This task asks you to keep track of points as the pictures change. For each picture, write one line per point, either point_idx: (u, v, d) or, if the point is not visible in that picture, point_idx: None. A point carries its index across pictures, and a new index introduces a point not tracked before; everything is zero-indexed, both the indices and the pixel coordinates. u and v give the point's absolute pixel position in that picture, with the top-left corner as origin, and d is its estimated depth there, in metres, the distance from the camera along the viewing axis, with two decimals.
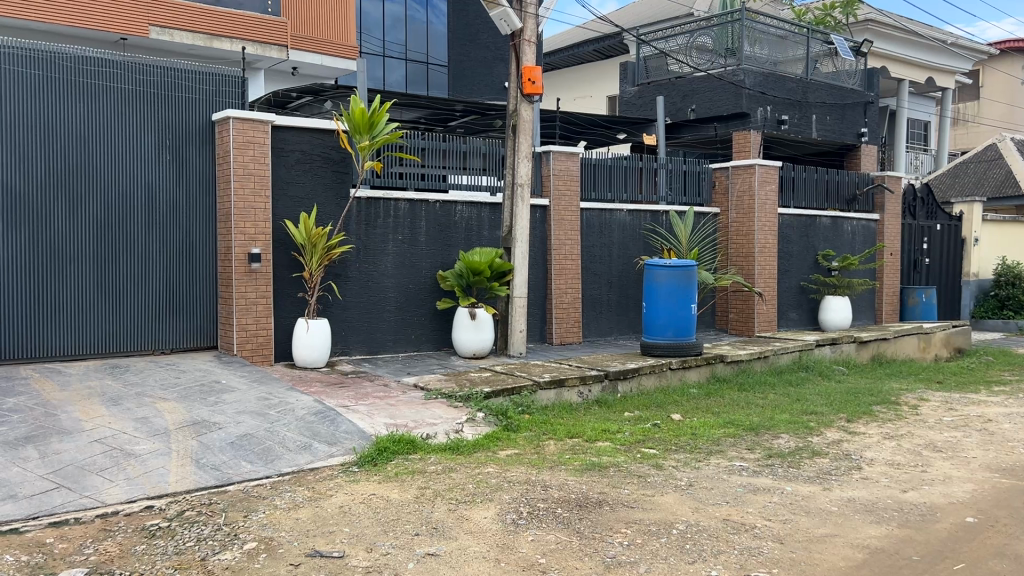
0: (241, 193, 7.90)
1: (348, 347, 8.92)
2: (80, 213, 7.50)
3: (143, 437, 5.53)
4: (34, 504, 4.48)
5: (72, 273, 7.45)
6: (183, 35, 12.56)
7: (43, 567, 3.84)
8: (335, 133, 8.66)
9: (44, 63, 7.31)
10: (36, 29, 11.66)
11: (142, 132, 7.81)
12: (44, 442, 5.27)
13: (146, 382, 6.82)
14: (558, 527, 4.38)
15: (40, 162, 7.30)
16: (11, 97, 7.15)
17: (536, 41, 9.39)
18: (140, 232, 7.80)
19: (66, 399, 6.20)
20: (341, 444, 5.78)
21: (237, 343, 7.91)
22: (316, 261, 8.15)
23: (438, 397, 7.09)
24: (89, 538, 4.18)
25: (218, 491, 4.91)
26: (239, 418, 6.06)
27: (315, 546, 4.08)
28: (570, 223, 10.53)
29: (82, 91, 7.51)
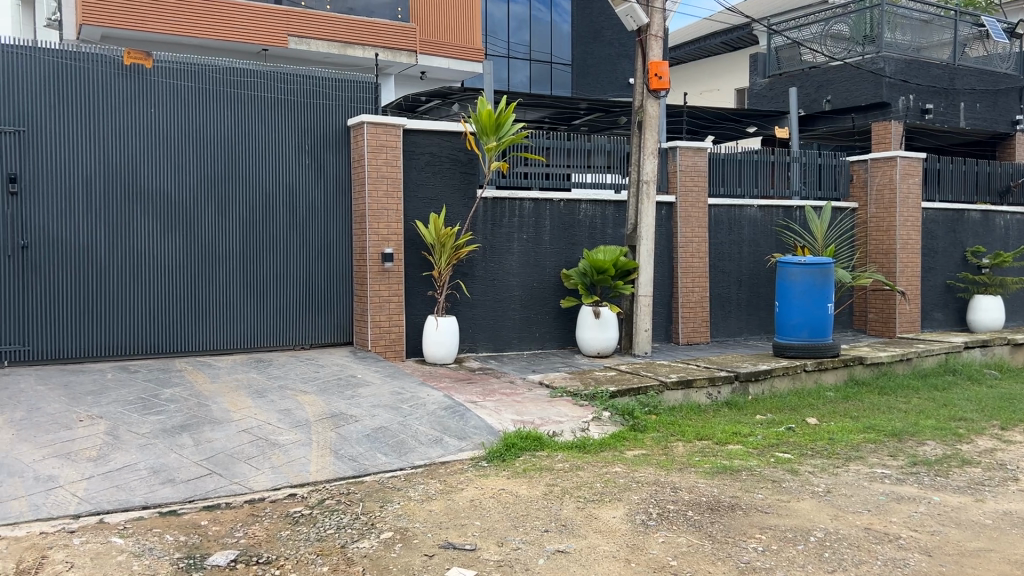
0: (375, 195, 8.19)
1: (476, 344, 9.09)
2: (228, 216, 7.96)
3: (286, 428, 5.82)
4: (190, 488, 4.79)
5: (221, 272, 7.92)
6: (319, 44, 13.12)
7: (199, 548, 4.10)
8: (462, 134, 8.83)
9: (193, 75, 7.78)
10: (187, 44, 12.48)
11: (283, 137, 8.21)
12: (197, 431, 5.64)
13: (288, 375, 7.18)
14: (689, 529, 4.31)
15: (193, 168, 7.80)
16: (164, 108, 7.65)
17: (663, 36, 9.24)
18: (283, 233, 8.21)
19: (217, 390, 6.60)
20: (470, 439, 5.89)
21: (372, 339, 8.20)
22: (445, 260, 8.34)
23: (564, 396, 7.11)
24: (239, 522, 4.44)
25: (355, 481, 5.10)
26: (374, 412, 6.28)
27: (448, 538, 4.18)
28: (697, 220, 10.33)
29: (230, 101, 7.94)
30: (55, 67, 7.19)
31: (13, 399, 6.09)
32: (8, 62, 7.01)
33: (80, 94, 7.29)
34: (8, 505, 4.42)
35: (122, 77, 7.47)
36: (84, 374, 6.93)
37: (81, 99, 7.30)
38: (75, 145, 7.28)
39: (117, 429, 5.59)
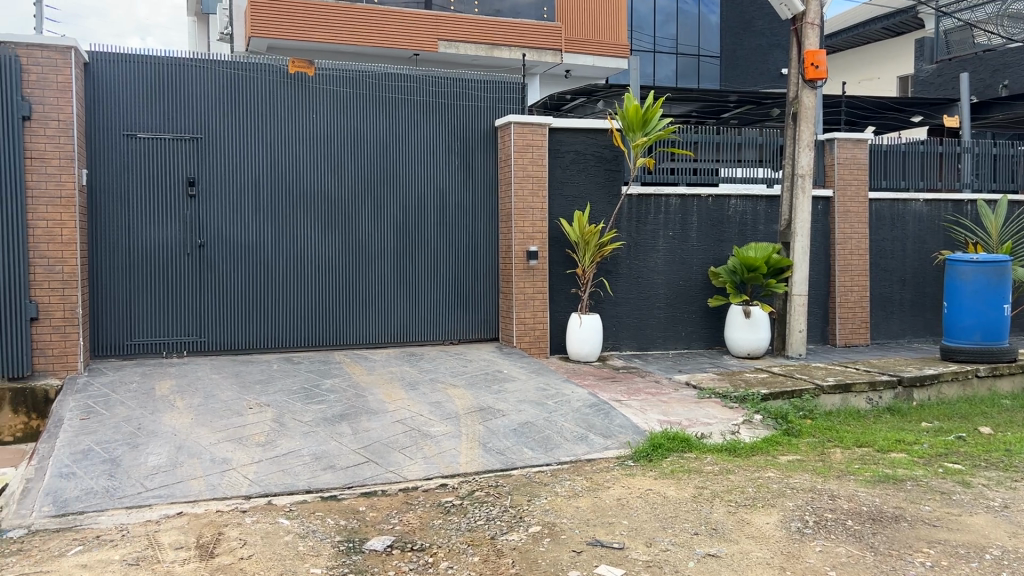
0: (521, 194, 8.30)
1: (620, 342, 9.03)
2: (382, 216, 8.28)
3: (437, 420, 6.00)
4: (350, 475, 5.03)
5: (376, 269, 8.26)
6: (467, 47, 13.43)
7: (358, 532, 4.30)
8: (608, 131, 8.79)
9: (352, 81, 8.13)
10: (345, 52, 13.09)
11: (433, 139, 8.45)
12: (355, 420, 5.92)
13: (438, 369, 7.40)
14: (850, 539, 4.11)
15: (350, 170, 8.16)
16: (326, 114, 8.05)
17: (820, 23, 8.80)
18: (433, 231, 8.46)
19: (373, 381, 6.90)
20: (616, 438, 5.86)
21: (516, 335, 8.33)
22: (589, 258, 8.33)
23: (713, 397, 6.96)
24: (394, 509, 4.62)
25: (503, 474, 5.19)
26: (520, 406, 6.38)
27: (596, 536, 4.18)
28: (856, 216, 9.84)
29: (385, 105, 8.25)
30: (228, 78, 7.71)
31: (191, 386, 6.60)
32: (188, 75, 7.58)
33: (250, 103, 7.79)
34: (189, 484, 4.79)
35: (288, 85, 7.90)
36: (253, 364, 7.41)
37: (252, 107, 7.80)
38: (245, 150, 7.79)
39: (282, 416, 5.94)
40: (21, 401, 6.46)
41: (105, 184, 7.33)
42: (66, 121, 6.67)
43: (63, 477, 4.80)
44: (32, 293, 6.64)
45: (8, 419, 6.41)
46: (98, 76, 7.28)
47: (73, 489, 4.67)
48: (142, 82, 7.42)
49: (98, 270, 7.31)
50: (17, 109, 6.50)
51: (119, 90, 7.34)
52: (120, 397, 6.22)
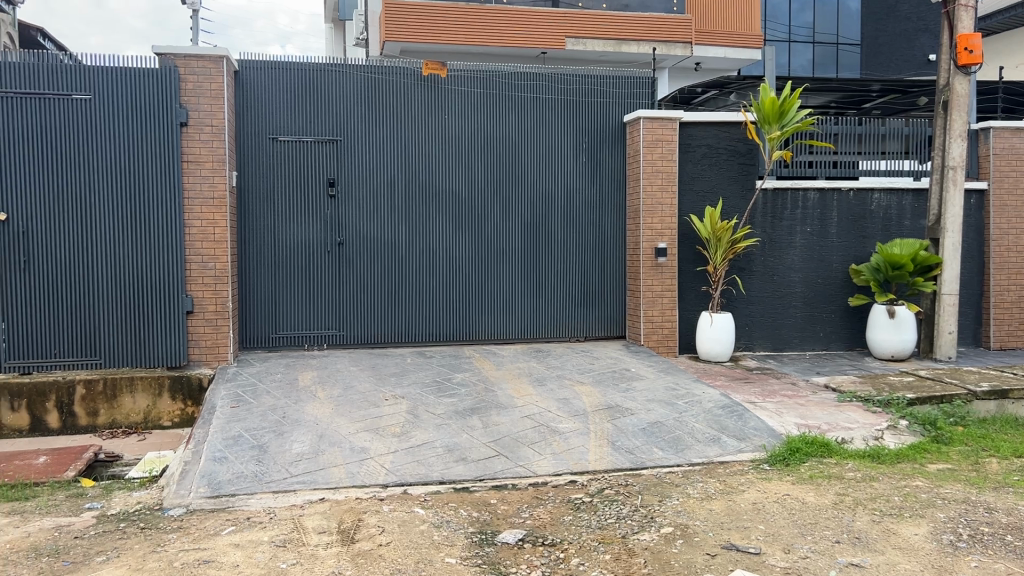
0: (651, 190, 8.19)
1: (752, 342, 8.78)
2: (511, 215, 8.37)
3: (565, 416, 6.02)
4: (481, 467, 5.12)
5: (505, 267, 8.36)
6: (595, 43, 13.37)
7: (490, 524, 4.37)
8: (742, 124, 8.55)
9: (482, 81, 8.24)
10: (473, 52, 13.31)
11: (562, 137, 8.47)
12: (486, 414, 6.01)
13: (566, 366, 7.42)
14: (1009, 556, 3.84)
15: (481, 170, 8.29)
16: (456, 115, 8.21)
17: (976, 4, 8.19)
18: (561, 229, 8.48)
19: (502, 376, 7.00)
20: (750, 440, 5.70)
21: (645, 334, 8.24)
22: (721, 255, 8.11)
23: (853, 401, 6.67)
24: (525, 503, 4.66)
25: (634, 473, 5.14)
26: (649, 405, 6.30)
27: (730, 539, 4.08)
28: (1015, 210, 9.16)
29: (514, 104, 8.33)
30: (365, 82, 7.98)
31: (331, 377, 6.89)
32: (328, 79, 7.89)
33: (386, 105, 8.03)
34: (330, 471, 5.00)
35: (420, 87, 8.10)
36: (389, 357, 7.67)
37: (387, 110, 8.04)
38: (381, 151, 8.05)
39: (416, 408, 6.11)
40: (178, 389, 6.94)
41: (253, 185, 7.75)
42: (218, 126, 7.08)
43: (216, 461, 5.13)
44: (188, 289, 7.11)
45: (167, 405, 6.91)
46: (247, 83, 7.69)
47: (226, 472, 4.97)
48: (286, 88, 7.78)
49: (247, 266, 7.75)
50: (175, 116, 6.96)
51: (266, 95, 7.73)
52: (266, 387, 6.58)
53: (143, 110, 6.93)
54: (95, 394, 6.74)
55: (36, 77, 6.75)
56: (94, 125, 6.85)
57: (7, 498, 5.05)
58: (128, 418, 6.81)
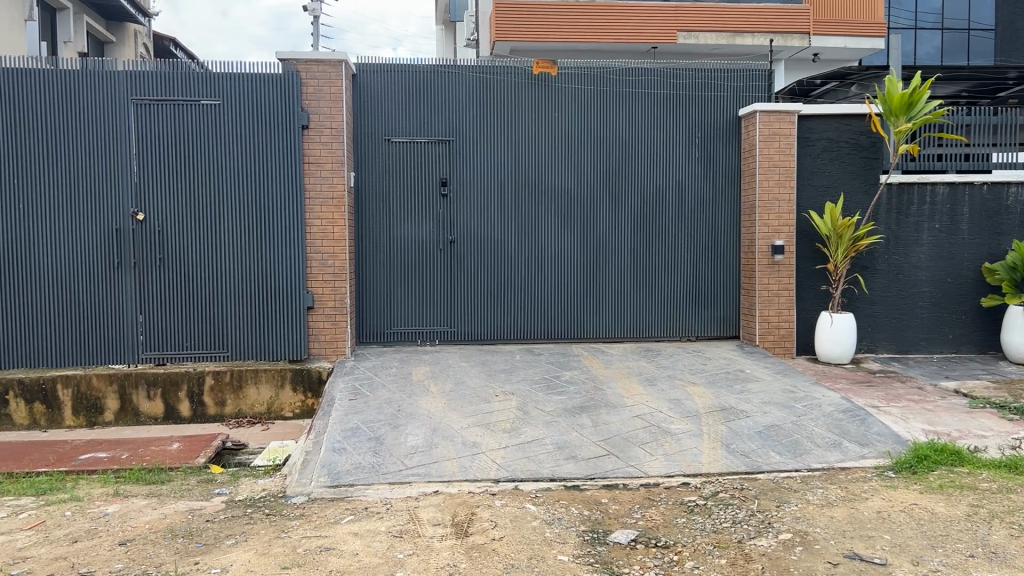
0: (767, 186, 7.96)
1: (875, 344, 8.41)
2: (622, 212, 8.30)
3: (677, 417, 5.93)
4: (592, 466, 5.10)
5: (615, 265, 8.30)
6: (708, 36, 13.10)
7: (602, 524, 4.34)
8: (866, 117, 8.19)
9: (593, 78, 8.20)
10: (584, 49, 13.28)
11: (675, 133, 8.33)
12: (596, 413, 5.99)
13: (677, 366, 7.31)
14: None
15: (591, 167, 8.26)
16: (567, 112, 8.20)
17: None
18: (673, 226, 8.35)
19: (611, 375, 6.96)
20: (873, 447, 5.46)
21: (760, 334, 8.03)
22: (841, 253, 7.79)
23: (987, 408, 6.29)
24: (637, 504, 4.61)
25: (749, 477, 5.01)
26: (765, 408, 6.13)
27: (854, 548, 3.92)
28: None
29: (625, 101, 8.25)
30: (476, 82, 8.07)
31: (443, 372, 7.02)
32: (441, 80, 8.03)
33: (496, 104, 8.11)
34: (443, 465, 5.09)
35: (532, 85, 8.13)
36: (499, 354, 7.74)
37: (498, 109, 8.11)
38: (492, 150, 8.12)
39: (526, 405, 6.15)
40: (299, 380, 7.21)
41: (368, 185, 7.97)
42: (337, 129, 7.32)
43: (336, 451, 5.31)
44: (309, 285, 7.39)
45: (289, 396, 7.19)
46: (363, 86, 7.92)
47: (345, 463, 5.14)
48: (401, 89, 7.96)
49: (362, 264, 7.99)
50: (298, 119, 7.23)
51: (381, 97, 7.94)
52: (381, 381, 6.76)
53: (268, 115, 7.23)
54: (222, 385, 7.10)
55: (171, 84, 7.14)
56: (223, 129, 7.20)
57: (145, 481, 5.39)
58: (252, 409, 7.13)
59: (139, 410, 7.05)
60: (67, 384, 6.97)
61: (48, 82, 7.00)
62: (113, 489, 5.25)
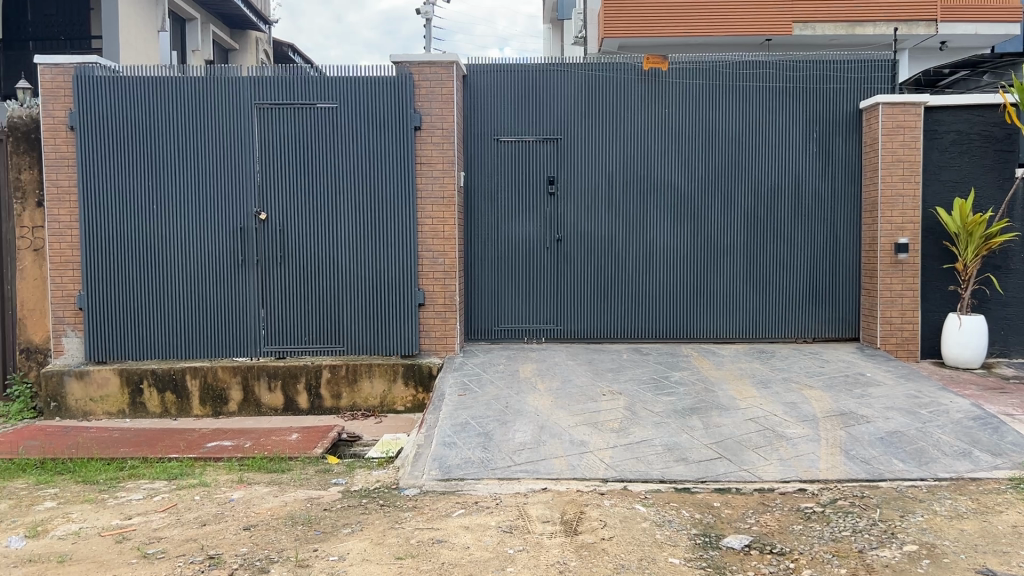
0: (889, 181, 7.62)
1: (1008, 348, 7.92)
2: (735, 208, 8.11)
3: (793, 421, 5.74)
4: (703, 469, 5.00)
5: (727, 263, 8.12)
6: (825, 27, 12.63)
7: (714, 527, 4.26)
8: (1000, 107, 7.71)
9: (706, 73, 8.03)
10: (694, 43, 13.04)
11: (791, 127, 8.07)
12: (707, 414, 5.87)
13: (792, 368, 7.08)
14: None
15: (703, 163, 8.09)
16: (678, 108, 8.06)
17: None
18: (788, 223, 8.10)
19: (723, 376, 6.81)
20: (1007, 457, 5.14)
21: (881, 336, 7.69)
22: (972, 252, 7.38)
23: None
24: (751, 509, 4.50)
25: (870, 485, 4.81)
26: (887, 414, 5.86)
27: (986, 564, 3.71)
28: None
29: (739, 95, 8.04)
30: (585, 79, 8.04)
31: (550, 370, 7.04)
32: (551, 79, 8.04)
33: (605, 101, 8.06)
34: (552, 462, 5.10)
35: (642, 81, 8.04)
36: (607, 353, 7.70)
37: (607, 106, 8.06)
38: (601, 147, 8.08)
39: (635, 405, 6.09)
40: (410, 375, 7.38)
41: (477, 184, 8.08)
42: (448, 129, 7.44)
43: (446, 445, 5.40)
44: (420, 282, 7.56)
45: (401, 390, 7.38)
46: (474, 86, 8.02)
47: (455, 457, 5.22)
48: (510, 88, 8.02)
49: (471, 262, 8.11)
50: (410, 120, 7.39)
51: (491, 97, 8.03)
52: (489, 377, 6.84)
53: (383, 116, 7.41)
54: (338, 378, 7.35)
55: (291, 88, 7.42)
56: (339, 131, 7.43)
57: (266, 470, 5.63)
58: (366, 402, 7.37)
59: (260, 401, 7.38)
60: (194, 375, 7.34)
61: (179, 90, 7.39)
62: (237, 476, 5.51)
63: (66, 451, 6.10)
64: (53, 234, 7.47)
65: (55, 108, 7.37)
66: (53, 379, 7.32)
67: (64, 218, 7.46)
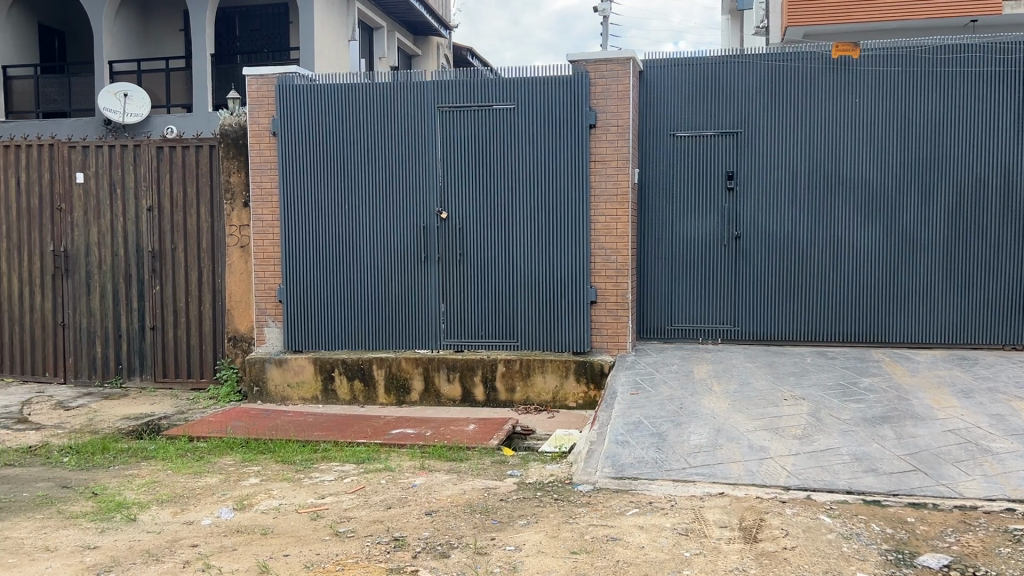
0: None
1: None
2: (933, 203, 7.55)
3: (999, 434, 5.27)
4: (895, 481, 4.69)
5: (923, 262, 7.57)
6: None
7: (908, 544, 3.99)
8: None
9: (901, 59, 7.52)
10: (886, 28, 12.27)
11: (999, 114, 7.41)
12: (900, 424, 5.51)
13: (998, 377, 6.50)
14: None
15: (897, 155, 7.59)
16: (870, 97, 7.59)
17: None
18: (994, 218, 7.45)
19: (918, 384, 6.36)
20: None
21: None
22: None
23: None
24: (950, 527, 4.18)
25: None
26: None
27: None
28: None
29: (939, 81, 7.47)
30: (768, 70, 7.74)
31: (727, 372, 6.85)
32: (732, 71, 7.80)
33: (790, 93, 7.72)
34: (730, 467, 4.97)
35: (830, 70, 7.63)
36: (788, 355, 7.40)
37: (792, 97, 7.72)
38: (784, 142, 7.76)
39: (819, 411, 5.81)
40: (582, 371, 7.42)
41: (654, 181, 8.00)
42: (624, 126, 7.40)
43: (620, 444, 5.39)
44: (593, 280, 7.57)
45: (573, 387, 7.44)
46: (651, 82, 7.94)
47: (629, 456, 5.20)
48: (689, 83, 7.87)
49: (646, 260, 8.03)
50: (586, 118, 7.42)
51: (670, 92, 7.91)
52: (664, 377, 6.75)
53: (559, 115, 7.48)
54: (512, 372, 7.51)
55: (471, 90, 7.65)
56: (518, 131, 7.57)
57: (446, 458, 5.85)
58: (539, 397, 7.49)
59: (440, 392, 7.67)
60: (380, 365, 7.75)
61: (369, 95, 7.81)
62: (419, 462, 5.76)
63: (267, 433, 6.62)
64: (259, 231, 8.13)
65: (261, 115, 8.04)
66: (257, 365, 7.98)
67: (267, 217, 8.09)
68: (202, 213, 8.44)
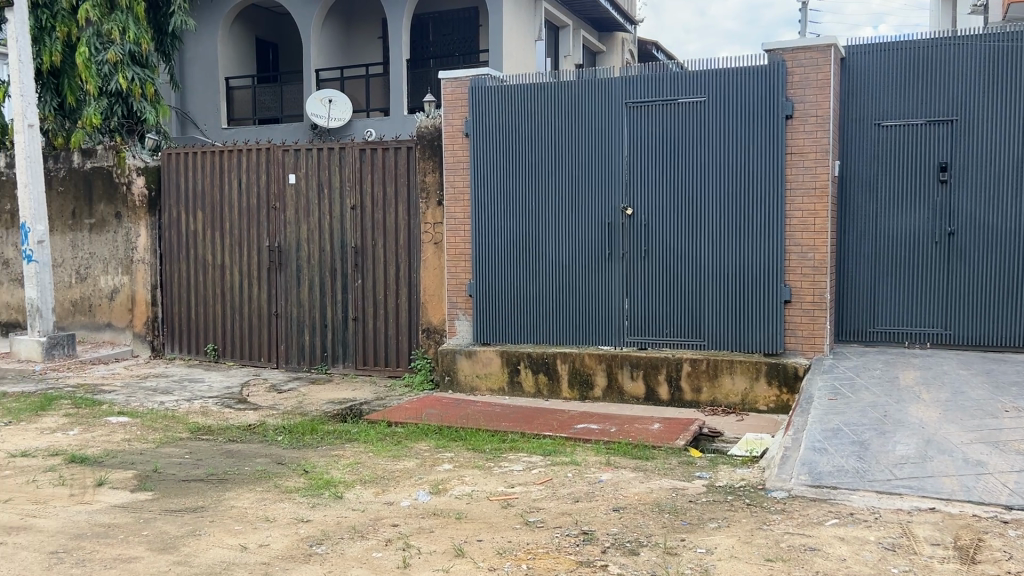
0: None
1: None
2: None
3: None
4: None
5: None
6: None
7: None
8: None
9: None
10: None
11: None
12: None
13: None
14: None
15: None
16: None
17: None
18: None
19: None
20: None
21: None
22: None
23: None
24: None
25: None
26: None
27: None
28: None
29: None
30: (988, 52, 7.09)
31: (938, 379, 6.35)
32: (946, 54, 7.21)
33: (1015, 75, 7.03)
34: (941, 481, 4.61)
35: None
36: (1008, 363, 6.77)
37: (1016, 80, 7.03)
38: (1006, 129, 7.09)
39: None
40: (774, 374, 7.16)
41: (855, 174, 7.56)
42: (824, 116, 7.04)
43: (817, 450, 5.14)
44: (787, 278, 7.26)
45: (764, 390, 7.19)
46: (854, 69, 7.50)
47: (826, 464, 4.96)
48: (896, 69, 7.36)
49: (845, 258, 7.62)
50: (782, 109, 7.12)
51: (874, 79, 7.44)
52: (865, 383, 6.36)
53: (754, 105, 7.22)
54: (699, 372, 7.37)
55: (659, 85, 7.55)
56: (709, 125, 7.39)
57: (632, 455, 5.83)
58: (727, 398, 7.30)
59: (623, 389, 7.65)
60: (564, 360, 7.84)
61: (558, 93, 7.91)
62: (605, 458, 5.78)
63: (458, 421, 6.89)
64: (450, 229, 8.45)
65: (454, 117, 8.36)
66: (448, 357, 8.31)
67: (458, 215, 8.40)
68: (400, 212, 8.89)
